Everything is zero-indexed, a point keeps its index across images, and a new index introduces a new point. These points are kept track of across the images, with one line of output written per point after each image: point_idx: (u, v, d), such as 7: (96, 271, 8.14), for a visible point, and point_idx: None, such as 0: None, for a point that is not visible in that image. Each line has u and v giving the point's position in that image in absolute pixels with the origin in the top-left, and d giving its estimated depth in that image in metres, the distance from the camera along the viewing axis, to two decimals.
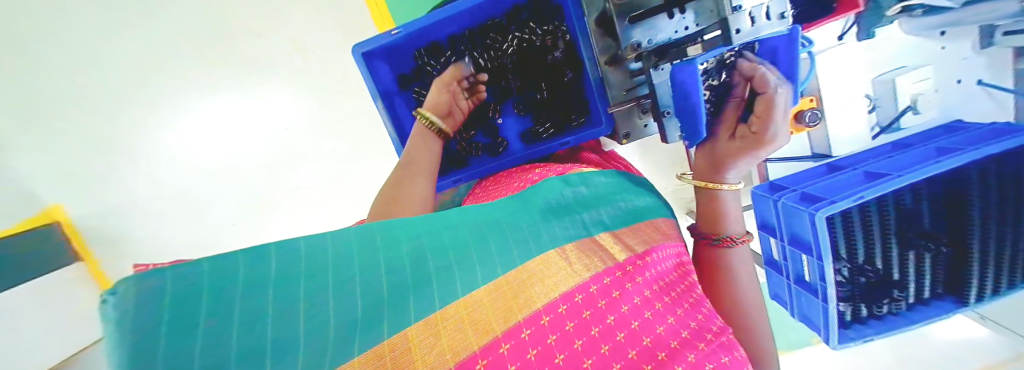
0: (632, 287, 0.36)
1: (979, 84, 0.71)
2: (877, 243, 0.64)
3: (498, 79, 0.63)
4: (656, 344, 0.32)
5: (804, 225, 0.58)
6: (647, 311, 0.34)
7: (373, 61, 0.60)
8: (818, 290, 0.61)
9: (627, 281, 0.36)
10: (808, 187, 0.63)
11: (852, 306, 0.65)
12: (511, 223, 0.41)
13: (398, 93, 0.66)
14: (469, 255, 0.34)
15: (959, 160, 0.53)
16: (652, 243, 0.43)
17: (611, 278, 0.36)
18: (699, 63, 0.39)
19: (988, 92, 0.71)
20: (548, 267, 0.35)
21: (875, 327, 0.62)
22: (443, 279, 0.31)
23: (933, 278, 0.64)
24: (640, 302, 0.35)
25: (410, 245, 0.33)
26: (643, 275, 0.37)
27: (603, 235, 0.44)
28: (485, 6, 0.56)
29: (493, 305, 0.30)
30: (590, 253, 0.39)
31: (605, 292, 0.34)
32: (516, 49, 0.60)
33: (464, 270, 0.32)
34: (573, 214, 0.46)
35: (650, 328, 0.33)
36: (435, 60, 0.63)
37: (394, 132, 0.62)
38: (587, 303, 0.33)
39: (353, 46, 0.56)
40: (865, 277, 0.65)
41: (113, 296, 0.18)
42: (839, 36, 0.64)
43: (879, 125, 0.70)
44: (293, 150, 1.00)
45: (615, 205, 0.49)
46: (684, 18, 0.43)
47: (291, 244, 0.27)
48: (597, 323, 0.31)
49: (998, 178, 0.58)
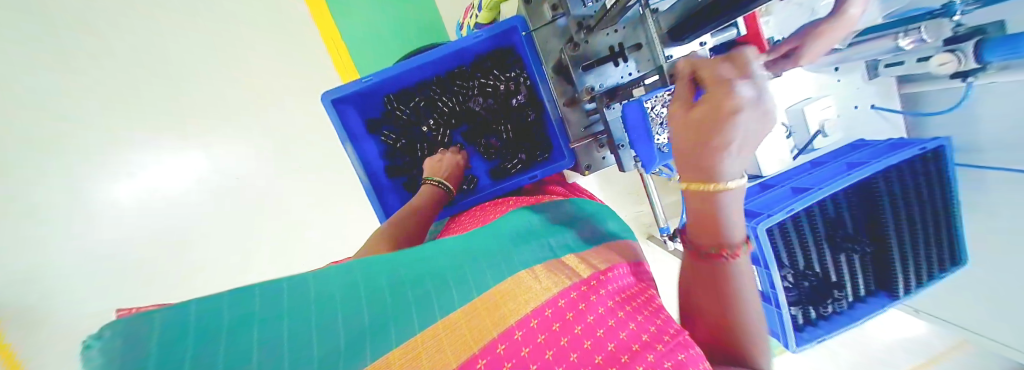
0: (596, 298, 0.37)
1: (873, 107, 0.85)
2: (812, 248, 0.71)
3: (467, 120, 0.68)
4: (619, 349, 0.32)
5: (749, 237, 0.66)
6: (611, 319, 0.35)
7: (342, 107, 0.62)
8: (770, 297, 0.67)
9: (591, 294, 0.38)
10: (747, 204, 0.72)
11: (803, 310, 0.71)
12: (485, 252, 0.43)
13: (367, 136, 0.67)
14: (446, 280, 0.36)
15: (864, 172, 0.63)
16: (612, 261, 0.46)
17: (578, 292, 0.38)
18: (644, 102, 0.45)
19: (883, 113, 0.85)
20: (522, 287, 0.37)
21: (825, 328, 0.69)
22: (423, 305, 0.32)
23: (867, 280, 0.73)
24: (605, 311, 0.36)
25: (390, 276, 0.35)
26: (605, 287, 0.39)
27: (569, 256, 0.46)
28: (452, 55, 0.61)
29: (471, 324, 0.31)
30: (557, 272, 0.41)
31: (572, 305, 0.36)
32: (482, 93, 0.65)
33: (442, 294, 0.34)
34: (541, 239, 0.49)
35: (614, 334, 0.33)
36: (405, 103, 0.66)
37: (364, 174, 0.62)
38: (556, 318, 0.34)
39: (323, 93, 0.57)
40: (808, 281, 0.71)
41: (97, 343, 0.19)
42: None
43: (796, 149, 0.80)
44: (258, 197, 0.99)
45: (579, 230, 0.53)
46: (627, 66, 0.49)
47: (274, 283, 0.28)
48: (565, 334, 0.33)
49: (898, 184, 0.68)
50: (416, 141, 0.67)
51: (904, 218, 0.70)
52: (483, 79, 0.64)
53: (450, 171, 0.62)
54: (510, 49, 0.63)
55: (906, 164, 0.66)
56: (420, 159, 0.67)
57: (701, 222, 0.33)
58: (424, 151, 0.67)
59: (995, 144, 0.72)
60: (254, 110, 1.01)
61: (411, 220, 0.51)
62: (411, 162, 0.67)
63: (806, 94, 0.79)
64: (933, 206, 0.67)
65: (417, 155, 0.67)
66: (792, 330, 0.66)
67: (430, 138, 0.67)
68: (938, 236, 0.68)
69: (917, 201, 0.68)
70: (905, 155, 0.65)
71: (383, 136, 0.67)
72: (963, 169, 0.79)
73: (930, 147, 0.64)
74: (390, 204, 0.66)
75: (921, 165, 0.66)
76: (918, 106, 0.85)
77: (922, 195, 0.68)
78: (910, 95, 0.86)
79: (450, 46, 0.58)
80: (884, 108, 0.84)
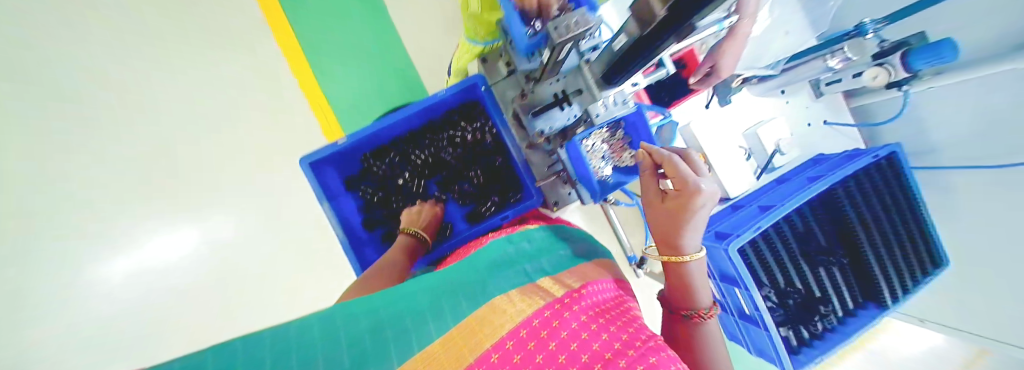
0: (568, 314, 0.37)
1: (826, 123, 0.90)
2: (789, 265, 0.72)
3: (441, 170, 0.72)
4: (592, 359, 0.32)
5: (724, 260, 0.67)
6: (584, 332, 0.35)
7: (321, 168, 0.65)
8: (758, 320, 0.66)
9: (564, 311, 0.38)
10: (719, 226, 0.74)
11: (793, 330, 0.70)
12: (461, 286, 0.44)
13: (346, 193, 0.70)
14: (423, 317, 0.37)
15: (820, 184, 0.68)
16: (587, 279, 0.47)
17: (551, 311, 0.38)
18: (579, 138, 0.47)
19: (836, 128, 0.90)
20: (496, 313, 0.38)
21: (821, 348, 0.68)
22: (400, 342, 0.32)
23: (852, 292, 0.73)
24: (577, 325, 0.36)
25: (369, 319, 0.35)
26: (579, 303, 0.40)
27: (544, 279, 0.47)
28: (421, 113, 0.67)
29: (447, 356, 0.32)
30: (531, 294, 0.42)
31: (545, 324, 0.36)
32: (451, 144, 0.70)
33: (419, 330, 0.34)
34: (517, 266, 0.50)
35: (587, 346, 0.33)
36: (380, 160, 0.70)
37: (341, 229, 0.64)
38: (530, 336, 0.34)
39: (301, 157, 0.61)
40: (791, 299, 0.72)
41: None
42: (704, 105, 0.83)
43: (760, 168, 0.84)
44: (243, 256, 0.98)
45: (555, 254, 0.55)
46: (572, 109, 0.52)
47: (253, 337, 0.29)
48: (539, 351, 0.33)
49: (858, 194, 0.72)
50: (392, 194, 0.70)
51: (872, 226, 0.72)
52: (451, 131, 0.69)
53: (427, 219, 0.65)
54: (476, 103, 0.68)
55: (861, 173, 0.71)
56: (397, 210, 0.70)
57: (677, 284, 0.48)
58: (400, 202, 0.70)
59: (946, 145, 0.77)
60: (244, 176, 1.05)
61: (393, 266, 0.53)
62: (388, 214, 0.69)
63: (759, 117, 0.84)
64: (896, 211, 0.71)
65: (393, 207, 0.70)
66: (786, 352, 0.64)
67: (405, 190, 0.71)
68: (914, 237, 0.70)
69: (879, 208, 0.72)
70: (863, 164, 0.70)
71: (360, 192, 0.70)
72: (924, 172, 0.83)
73: (882, 155, 0.69)
74: (369, 257, 0.67)
75: (877, 173, 0.71)
76: (866, 118, 0.91)
77: (883, 202, 0.71)
78: (858, 109, 0.91)
79: (416, 104, 0.63)
80: (836, 123, 0.90)
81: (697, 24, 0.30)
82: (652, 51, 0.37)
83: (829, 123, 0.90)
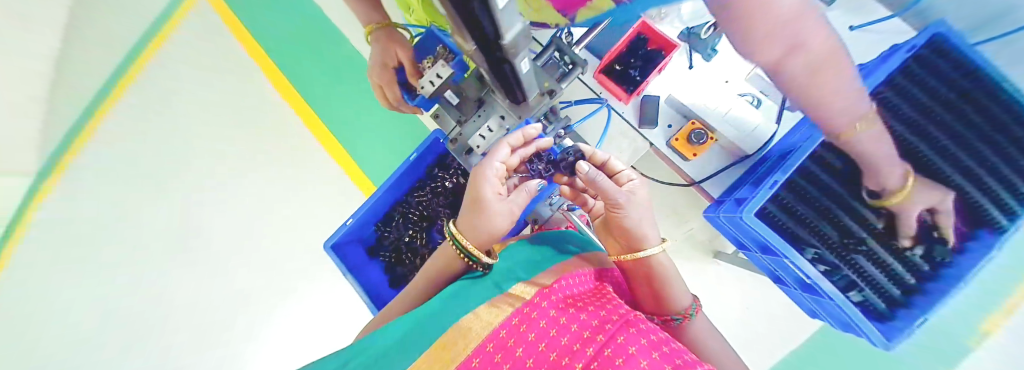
0: (538, 315, 0.44)
1: (854, 29, 0.69)
2: (840, 215, 0.56)
3: (436, 221, 0.76)
4: (571, 341, 0.39)
5: (749, 229, 0.59)
6: (550, 326, 0.42)
7: (342, 247, 0.76)
8: (821, 290, 0.54)
9: (533, 312, 0.44)
10: (736, 192, 0.65)
11: (874, 289, 0.54)
12: (441, 306, 0.51)
13: (371, 263, 0.79)
14: (425, 326, 0.46)
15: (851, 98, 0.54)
16: (562, 275, 0.52)
17: (520, 316, 0.44)
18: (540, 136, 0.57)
19: (870, 30, 0.69)
20: (484, 314, 0.46)
21: (922, 305, 0.50)
22: (413, 347, 0.43)
23: (943, 219, 0.53)
24: (536, 335, 0.41)
25: (391, 339, 0.47)
26: (548, 300, 0.46)
27: (519, 286, 0.51)
28: (405, 176, 0.74)
29: (449, 351, 0.40)
30: (505, 302, 0.48)
31: (514, 331, 0.42)
32: (437, 195, 0.74)
33: (422, 342, 0.43)
34: (495, 277, 0.56)
35: (553, 339, 0.40)
36: (389, 227, 0.79)
37: (366, 294, 0.73)
38: (509, 335, 0.41)
39: (323, 243, 0.73)
40: (861, 255, 0.54)
41: None
42: (688, 64, 0.75)
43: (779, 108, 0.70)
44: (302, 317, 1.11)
45: (541, 261, 0.59)
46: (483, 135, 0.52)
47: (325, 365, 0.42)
48: (517, 344, 0.40)
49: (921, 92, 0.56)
50: (404, 252, 0.77)
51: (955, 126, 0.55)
52: (434, 184, 0.75)
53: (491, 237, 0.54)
54: (445, 153, 0.74)
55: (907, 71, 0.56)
56: (410, 264, 0.77)
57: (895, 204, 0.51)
58: (411, 257, 0.77)
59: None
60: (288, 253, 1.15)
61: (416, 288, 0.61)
62: (406, 271, 0.77)
63: None
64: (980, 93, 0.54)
65: (408, 263, 0.77)
66: (866, 320, 0.50)
67: (413, 245, 0.77)
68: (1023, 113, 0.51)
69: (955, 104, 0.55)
70: (899, 60, 0.54)
71: (382, 258, 0.79)
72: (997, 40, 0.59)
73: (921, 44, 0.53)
74: None
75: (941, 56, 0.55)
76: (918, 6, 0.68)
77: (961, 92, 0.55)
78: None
79: (395, 172, 0.72)
80: (865, 25, 0.68)
81: (505, 42, 0.31)
82: (507, 74, 0.39)
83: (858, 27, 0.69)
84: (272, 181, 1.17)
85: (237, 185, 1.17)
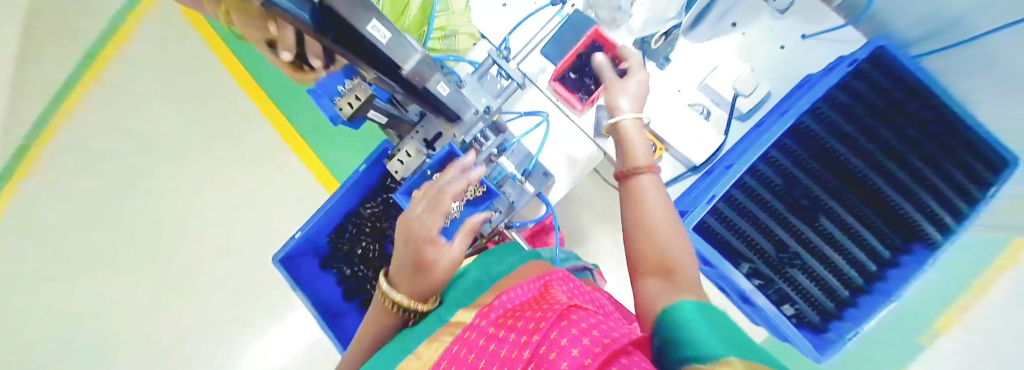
0: (477, 334, 0.38)
1: (806, 38, 0.70)
2: (776, 229, 0.57)
3: (388, 233, 0.75)
4: (510, 353, 0.33)
5: (689, 243, 0.59)
6: (489, 343, 0.36)
7: (293, 260, 0.74)
8: (757, 304, 0.55)
9: (472, 332, 0.39)
10: (681, 204, 0.65)
11: (809, 303, 0.55)
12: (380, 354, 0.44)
13: (324, 274, 0.78)
14: None
15: (788, 117, 0.55)
16: (506, 286, 0.46)
17: (460, 342, 0.38)
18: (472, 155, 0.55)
19: (822, 38, 0.69)
20: (421, 353, 0.39)
21: (853, 319, 0.52)
22: None
23: (877, 235, 0.54)
24: (475, 356, 0.35)
25: None
26: (489, 314, 0.41)
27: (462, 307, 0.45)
28: (356, 188, 0.73)
29: None
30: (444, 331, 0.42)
31: (448, 360, 0.36)
32: (390, 207, 0.73)
33: None
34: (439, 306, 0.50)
35: (491, 356, 0.34)
36: (343, 238, 0.78)
37: (317, 308, 0.71)
38: (444, 365, 0.35)
39: (272, 257, 0.71)
40: (793, 268, 0.56)
41: None
42: (642, 73, 0.75)
43: (728, 118, 0.71)
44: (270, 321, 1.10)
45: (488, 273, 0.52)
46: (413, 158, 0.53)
47: None
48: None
49: (868, 108, 0.56)
50: (359, 263, 0.77)
51: (900, 142, 0.54)
52: (386, 196, 0.73)
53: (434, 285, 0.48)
54: None
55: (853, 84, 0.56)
56: (365, 276, 0.76)
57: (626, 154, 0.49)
58: (365, 269, 0.76)
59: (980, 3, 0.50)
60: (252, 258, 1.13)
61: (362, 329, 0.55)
62: (359, 282, 0.76)
63: (713, 63, 0.72)
64: (924, 108, 0.53)
65: (361, 275, 0.76)
66: (798, 335, 0.52)
67: (367, 257, 0.76)
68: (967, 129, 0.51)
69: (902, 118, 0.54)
70: (839, 75, 0.56)
71: (335, 269, 0.78)
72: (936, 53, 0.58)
73: (862, 58, 0.55)
74: (344, 327, 0.71)
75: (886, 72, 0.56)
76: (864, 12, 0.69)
77: (906, 106, 0.54)
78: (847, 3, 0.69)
79: (343, 185, 0.70)
80: (817, 34, 0.69)
81: (406, 71, 0.29)
82: (428, 97, 0.38)
83: (810, 36, 0.70)
84: (221, 184, 1.07)
85: (187, 189, 1.09)
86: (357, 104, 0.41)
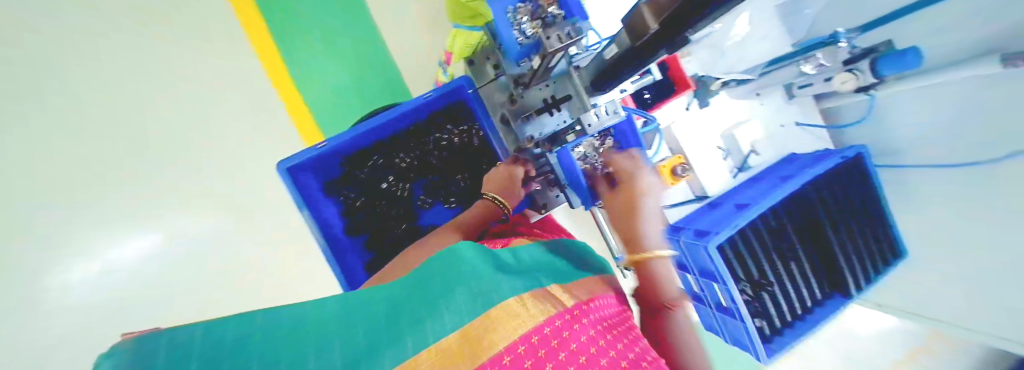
0: (580, 326, 0.32)
1: (797, 125, 0.90)
2: (765, 262, 0.74)
3: (426, 174, 0.69)
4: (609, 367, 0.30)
5: (705, 257, 0.72)
6: (591, 348, 0.31)
7: (298, 174, 0.60)
8: (735, 313, 0.72)
9: (576, 321, 0.33)
10: (697, 224, 0.78)
11: (769, 321, 0.74)
12: (460, 277, 0.36)
13: (325, 198, 0.66)
14: (427, 308, 0.32)
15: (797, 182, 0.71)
16: (597, 291, 0.40)
17: (564, 320, 0.32)
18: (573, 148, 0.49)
19: (808, 130, 0.90)
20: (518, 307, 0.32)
21: (790, 336, 0.74)
22: (416, 328, 0.29)
23: (818, 283, 0.77)
24: (579, 350, 0.30)
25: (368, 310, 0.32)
26: (589, 316, 0.34)
27: (554, 287, 0.39)
28: (407, 115, 0.64)
29: (461, 353, 0.27)
30: (545, 298, 0.35)
31: (557, 331, 0.31)
32: (437, 147, 0.68)
33: (428, 326, 0.29)
34: (524, 268, 0.42)
35: (595, 362, 0.30)
36: (362, 165, 0.66)
37: (322, 237, 0.61)
38: (542, 343, 0.29)
39: (278, 162, 0.57)
40: (764, 291, 0.73)
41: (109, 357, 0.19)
42: (685, 106, 0.84)
43: (735, 168, 0.87)
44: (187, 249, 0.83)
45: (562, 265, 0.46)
46: (561, 114, 0.51)
47: (275, 310, 0.28)
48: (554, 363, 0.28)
49: (840, 194, 0.77)
50: (377, 198, 0.67)
51: (852, 222, 0.76)
52: (436, 135, 0.67)
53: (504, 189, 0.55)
54: (461, 103, 0.66)
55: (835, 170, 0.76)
56: (380, 214, 0.67)
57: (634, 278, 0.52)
58: (384, 206, 0.67)
59: (913, 142, 0.77)
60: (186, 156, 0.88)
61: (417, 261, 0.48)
62: (372, 220, 0.66)
63: (737, 119, 0.87)
64: (867, 205, 0.77)
65: (377, 212, 0.67)
66: (758, 342, 0.70)
67: (389, 193, 0.68)
68: (886, 228, 0.77)
69: (855, 205, 0.77)
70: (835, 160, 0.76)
71: (342, 198, 0.66)
72: (886, 171, 0.84)
73: (852, 154, 0.76)
74: (352, 265, 0.63)
75: (858, 173, 0.77)
76: (835, 119, 0.92)
77: (861, 199, 0.77)
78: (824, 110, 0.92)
79: (402, 107, 0.61)
80: (808, 125, 0.89)
81: (691, 38, 0.31)
82: (636, 58, 0.36)
83: (816, 126, 0.89)
84: (196, 86, 0.94)
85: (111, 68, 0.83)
86: (566, 43, 0.38)
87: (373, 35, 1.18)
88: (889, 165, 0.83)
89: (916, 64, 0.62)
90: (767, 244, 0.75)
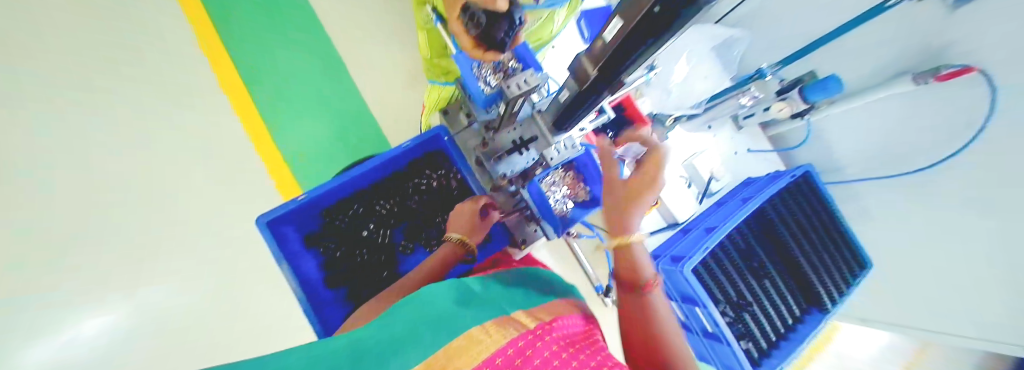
0: (541, 343, 0.33)
1: (750, 151, 0.98)
2: (739, 282, 0.77)
3: (406, 219, 0.70)
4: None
5: (682, 281, 0.74)
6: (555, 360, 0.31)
7: (276, 227, 0.61)
8: (720, 336, 0.72)
9: (537, 340, 0.34)
10: (672, 250, 0.81)
11: (754, 342, 0.74)
12: (421, 317, 0.37)
13: (304, 251, 0.65)
14: (391, 347, 0.32)
15: (756, 200, 0.77)
16: (559, 314, 0.42)
17: (524, 340, 0.33)
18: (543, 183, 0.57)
19: (760, 155, 0.98)
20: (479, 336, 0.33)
21: (779, 356, 0.74)
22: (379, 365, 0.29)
23: (795, 298, 0.80)
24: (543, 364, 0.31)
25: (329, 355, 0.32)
26: (551, 334, 0.36)
27: (517, 314, 0.40)
28: (386, 164, 0.68)
29: None
30: (505, 325, 0.36)
31: (519, 352, 0.31)
32: (416, 192, 0.70)
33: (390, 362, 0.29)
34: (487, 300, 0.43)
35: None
36: (342, 214, 0.68)
37: (299, 289, 0.59)
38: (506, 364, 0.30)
39: (257, 216, 0.57)
40: (743, 311, 0.74)
41: None
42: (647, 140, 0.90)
43: (700, 194, 0.94)
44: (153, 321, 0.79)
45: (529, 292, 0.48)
46: (529, 153, 0.55)
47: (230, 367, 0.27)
48: None
49: (797, 211, 0.82)
50: (357, 246, 0.68)
51: (813, 236, 0.81)
52: (415, 180, 0.70)
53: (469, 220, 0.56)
54: (438, 150, 0.71)
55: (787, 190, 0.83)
56: (361, 263, 0.67)
57: (625, 267, 0.46)
58: (364, 254, 0.67)
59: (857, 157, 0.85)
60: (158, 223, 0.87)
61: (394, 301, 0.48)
62: (351, 269, 0.66)
63: (694, 149, 0.95)
64: (823, 219, 0.83)
65: (357, 260, 0.67)
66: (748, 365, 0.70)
67: (369, 241, 0.68)
68: (846, 240, 0.82)
69: (812, 220, 0.82)
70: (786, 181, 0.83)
71: (321, 249, 0.66)
72: (835, 186, 0.92)
73: (800, 174, 0.83)
74: (330, 317, 0.61)
75: (810, 191, 0.84)
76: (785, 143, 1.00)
77: (817, 214, 0.83)
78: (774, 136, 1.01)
79: (381, 156, 0.64)
80: (759, 150, 0.98)
81: (626, 79, 0.37)
82: (585, 100, 0.41)
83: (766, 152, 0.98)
84: None
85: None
86: (524, 89, 0.44)
87: (354, 95, 1.25)
88: (837, 181, 0.91)
89: (838, 87, 0.71)
90: (738, 264, 0.78)
